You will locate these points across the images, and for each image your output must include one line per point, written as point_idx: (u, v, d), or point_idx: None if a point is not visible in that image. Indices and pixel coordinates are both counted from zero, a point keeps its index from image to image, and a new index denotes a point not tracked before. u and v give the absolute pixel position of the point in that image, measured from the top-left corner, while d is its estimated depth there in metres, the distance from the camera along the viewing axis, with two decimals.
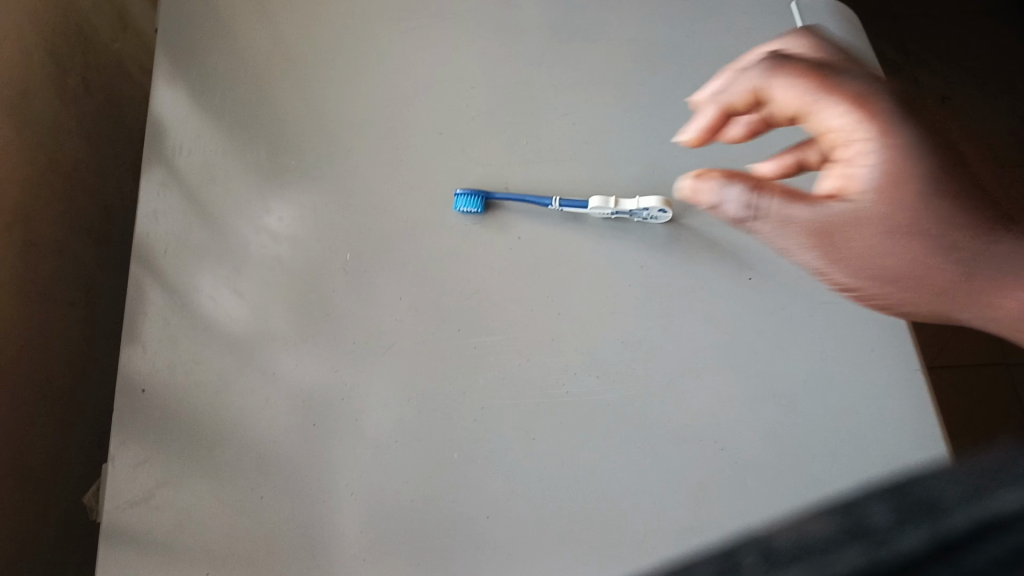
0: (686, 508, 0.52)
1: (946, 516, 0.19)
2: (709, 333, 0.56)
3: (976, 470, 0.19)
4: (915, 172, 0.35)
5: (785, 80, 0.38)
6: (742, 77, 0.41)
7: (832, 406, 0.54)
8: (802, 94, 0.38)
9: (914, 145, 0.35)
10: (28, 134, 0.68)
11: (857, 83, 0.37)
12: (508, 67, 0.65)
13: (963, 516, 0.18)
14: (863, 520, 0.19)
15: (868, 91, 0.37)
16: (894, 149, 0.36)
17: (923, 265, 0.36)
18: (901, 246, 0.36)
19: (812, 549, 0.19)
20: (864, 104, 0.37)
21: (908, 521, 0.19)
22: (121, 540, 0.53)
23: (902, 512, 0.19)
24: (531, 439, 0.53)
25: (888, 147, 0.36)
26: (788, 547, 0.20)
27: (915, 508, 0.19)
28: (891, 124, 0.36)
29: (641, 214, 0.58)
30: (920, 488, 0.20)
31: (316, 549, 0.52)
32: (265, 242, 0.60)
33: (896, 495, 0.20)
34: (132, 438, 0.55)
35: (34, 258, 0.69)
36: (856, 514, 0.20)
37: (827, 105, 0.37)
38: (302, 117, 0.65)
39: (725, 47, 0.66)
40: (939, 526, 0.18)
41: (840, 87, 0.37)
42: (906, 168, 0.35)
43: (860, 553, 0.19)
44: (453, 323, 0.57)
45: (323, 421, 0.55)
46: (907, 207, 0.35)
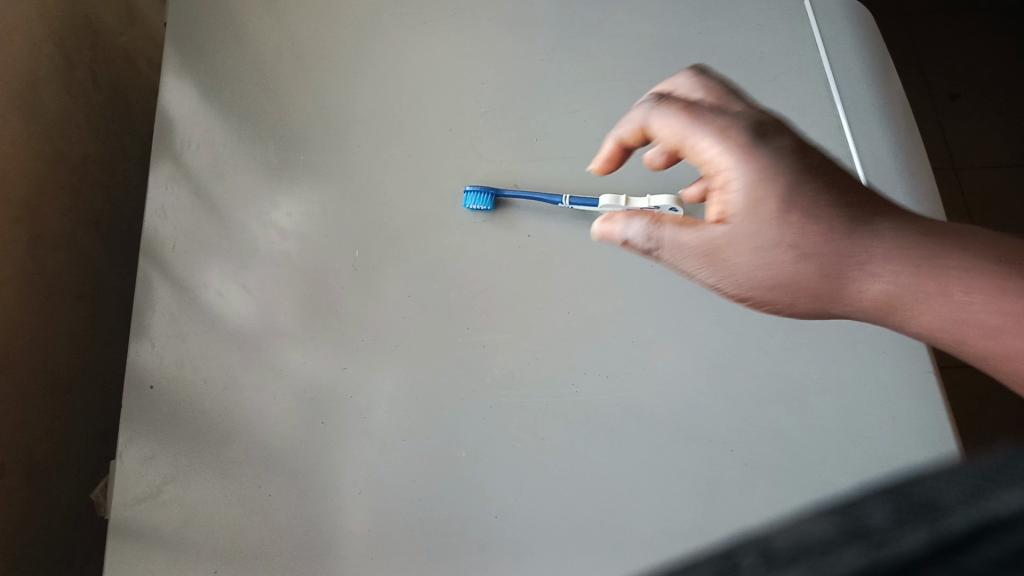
0: (696, 509, 0.51)
1: (945, 514, 0.15)
2: (719, 334, 0.56)
3: (974, 466, 0.15)
4: (769, 188, 0.40)
5: (666, 115, 0.45)
6: (631, 117, 0.48)
7: (841, 409, 0.54)
8: (676, 131, 0.44)
9: (774, 162, 0.40)
10: (36, 127, 0.68)
11: (728, 114, 0.43)
12: (519, 64, 0.65)
13: (965, 515, 0.15)
14: (858, 517, 0.15)
15: (739, 120, 0.43)
16: (757, 168, 0.41)
17: (789, 271, 0.41)
18: (769, 258, 0.41)
19: (806, 549, 0.15)
20: (731, 130, 0.42)
21: (907, 520, 0.15)
22: (128, 536, 0.53)
23: (901, 510, 0.15)
24: (540, 438, 0.53)
25: (750, 168, 0.41)
26: (785, 547, 0.16)
27: (912, 505, 0.15)
28: (752, 146, 0.41)
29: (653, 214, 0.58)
30: (915, 485, 0.16)
31: (322, 546, 0.52)
32: (273, 238, 0.60)
33: (894, 492, 0.16)
34: (139, 433, 0.55)
35: (42, 251, 0.69)
36: (851, 513, 0.16)
37: (701, 137, 0.43)
38: (310, 113, 0.64)
39: (737, 44, 0.66)
40: (939, 525, 0.15)
41: (709, 118, 0.43)
42: (766, 183, 0.40)
43: (858, 552, 0.15)
44: (462, 321, 0.57)
45: (331, 418, 0.55)
46: (768, 219, 0.40)
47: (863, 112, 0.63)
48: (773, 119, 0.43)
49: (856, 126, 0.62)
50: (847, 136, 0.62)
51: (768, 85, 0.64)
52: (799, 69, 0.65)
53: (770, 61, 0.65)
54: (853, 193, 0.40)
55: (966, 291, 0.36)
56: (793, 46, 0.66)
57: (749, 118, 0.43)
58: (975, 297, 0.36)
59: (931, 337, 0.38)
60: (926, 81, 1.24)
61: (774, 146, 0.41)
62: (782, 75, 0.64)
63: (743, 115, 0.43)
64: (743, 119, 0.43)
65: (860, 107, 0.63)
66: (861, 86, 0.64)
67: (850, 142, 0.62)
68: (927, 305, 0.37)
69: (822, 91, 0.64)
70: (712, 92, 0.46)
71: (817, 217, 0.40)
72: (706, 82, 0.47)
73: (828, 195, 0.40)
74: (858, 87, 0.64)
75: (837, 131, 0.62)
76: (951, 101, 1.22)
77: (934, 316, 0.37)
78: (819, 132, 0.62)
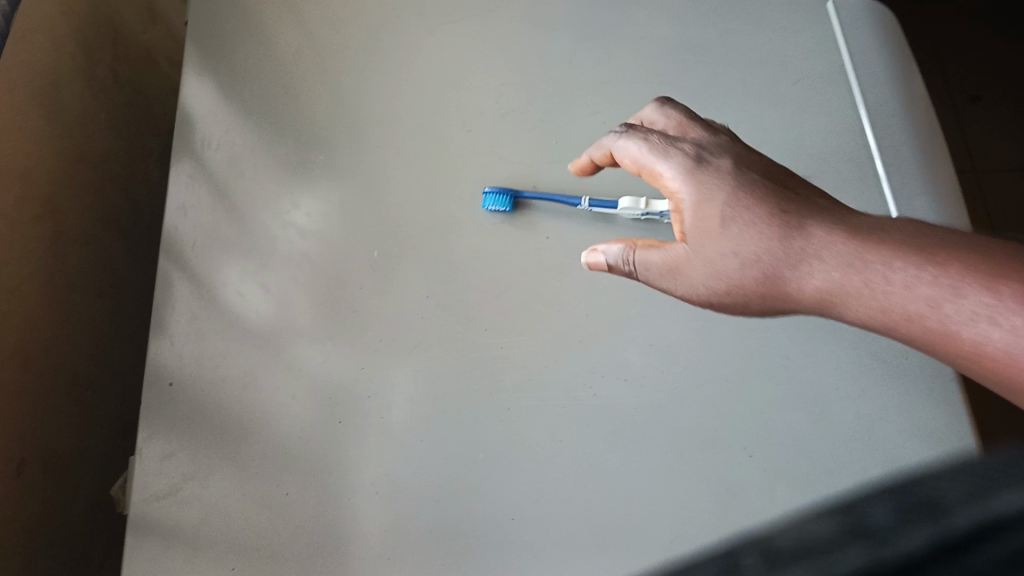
0: (714, 514, 0.52)
1: (948, 514, 0.16)
2: (739, 338, 0.56)
3: (974, 469, 0.16)
4: (713, 205, 0.49)
5: (634, 147, 0.53)
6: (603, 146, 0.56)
7: (862, 416, 0.54)
8: (638, 160, 0.53)
9: (719, 184, 0.49)
10: (59, 125, 0.69)
11: (681, 145, 0.52)
12: (539, 65, 0.65)
13: (967, 516, 0.16)
14: (860, 518, 0.17)
15: (690, 151, 0.52)
16: (703, 189, 0.50)
17: (739, 273, 0.48)
18: (715, 266, 0.49)
19: (808, 549, 0.16)
20: (682, 159, 0.51)
21: (911, 519, 0.16)
22: (148, 532, 0.53)
23: (902, 510, 0.16)
24: (558, 442, 0.53)
25: (697, 190, 0.50)
26: (785, 547, 0.17)
27: (914, 505, 0.16)
28: (702, 172, 0.50)
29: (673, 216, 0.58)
30: (917, 486, 0.17)
31: (339, 545, 0.52)
32: (293, 237, 0.60)
33: (895, 493, 0.17)
34: (160, 431, 0.55)
35: (64, 248, 0.69)
36: (853, 513, 0.17)
37: (659, 164, 0.52)
38: (331, 113, 0.65)
39: (759, 45, 0.65)
40: (941, 525, 0.16)
41: (666, 150, 0.52)
42: (710, 200, 0.49)
43: (860, 552, 0.16)
44: (480, 322, 0.57)
45: (349, 417, 0.55)
46: (714, 231, 0.49)
47: (887, 116, 0.63)
48: (722, 147, 0.52)
49: (879, 130, 0.62)
50: (870, 139, 0.62)
51: (790, 87, 0.64)
52: (822, 71, 0.64)
53: (792, 63, 0.64)
54: (789, 202, 0.48)
55: (889, 273, 0.43)
56: (816, 48, 0.65)
57: (700, 148, 0.52)
58: (897, 277, 0.42)
59: (868, 318, 0.44)
60: (947, 83, 1.23)
61: (719, 170, 0.50)
62: (804, 78, 0.64)
63: (696, 146, 0.52)
64: (696, 150, 0.52)
65: (883, 111, 0.63)
66: (884, 89, 0.64)
67: (873, 146, 0.62)
68: (859, 288, 0.44)
69: (845, 93, 0.63)
70: (679, 126, 0.56)
71: (757, 225, 0.47)
72: (676, 116, 0.56)
73: (766, 204, 0.48)
74: (881, 90, 0.64)
75: (860, 135, 0.62)
76: (972, 104, 1.21)
77: (866, 299, 0.44)
78: (841, 136, 0.62)
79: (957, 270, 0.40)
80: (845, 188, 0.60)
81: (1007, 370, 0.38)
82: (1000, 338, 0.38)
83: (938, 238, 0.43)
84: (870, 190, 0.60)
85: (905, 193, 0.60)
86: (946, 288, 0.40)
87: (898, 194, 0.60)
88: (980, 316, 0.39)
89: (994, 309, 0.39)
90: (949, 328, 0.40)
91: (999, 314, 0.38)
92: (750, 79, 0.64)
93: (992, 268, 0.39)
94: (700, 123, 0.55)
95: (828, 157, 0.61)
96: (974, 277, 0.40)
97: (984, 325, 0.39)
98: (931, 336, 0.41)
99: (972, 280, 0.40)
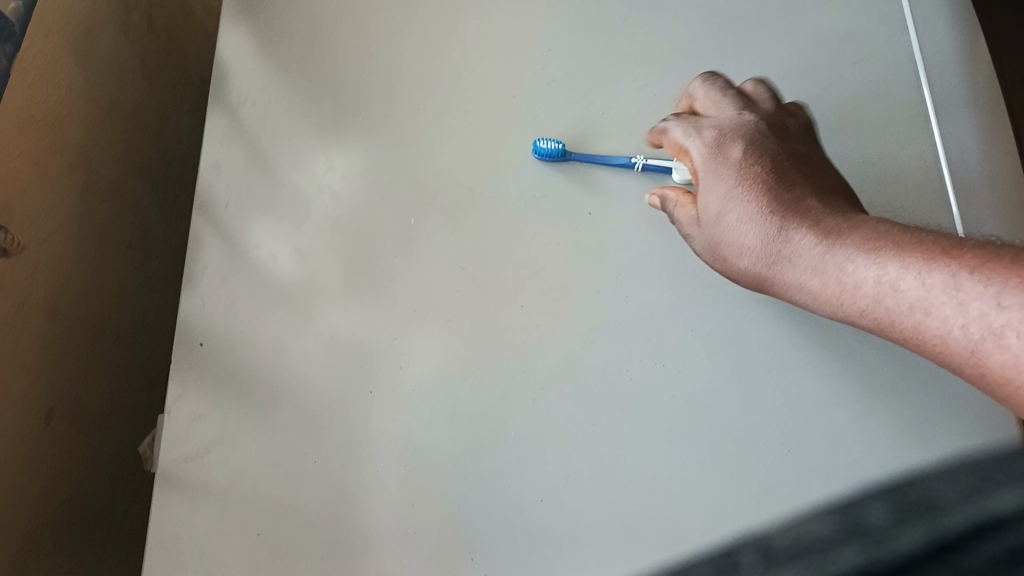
0: (746, 509, 0.51)
1: (946, 513, 0.18)
2: (780, 329, 0.54)
3: (971, 472, 0.18)
4: (714, 191, 0.50)
5: (672, 130, 0.55)
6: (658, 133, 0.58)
7: (907, 415, 0.52)
8: (675, 144, 0.55)
9: (723, 173, 0.50)
10: (93, 72, 0.68)
11: (702, 129, 0.53)
12: (589, 32, 0.63)
13: (963, 516, 0.17)
14: (857, 518, 0.18)
15: (709, 133, 0.53)
16: (712, 175, 0.51)
17: (732, 259, 0.50)
18: (715, 248, 0.51)
19: (807, 548, 0.18)
20: (701, 144, 0.53)
21: (906, 519, 0.18)
22: (176, 492, 0.53)
23: (900, 510, 0.18)
24: (590, 426, 0.52)
25: (708, 175, 0.51)
26: (782, 547, 0.18)
27: (911, 505, 0.18)
28: (715, 159, 0.52)
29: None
30: (916, 486, 0.19)
31: (364, 517, 0.52)
32: (327, 201, 0.59)
33: (892, 494, 0.19)
34: (189, 392, 0.55)
35: (96, 198, 0.68)
36: (850, 513, 0.19)
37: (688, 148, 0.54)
38: (369, 73, 0.63)
39: (818, 22, 0.62)
40: (938, 524, 0.18)
41: (691, 132, 0.54)
42: (712, 188, 0.51)
43: (856, 551, 0.18)
44: (515, 299, 0.55)
45: (379, 387, 0.54)
46: (713, 214, 0.50)
47: (953, 102, 0.60)
48: (747, 128, 0.52)
49: (943, 118, 0.59)
50: (933, 127, 0.59)
51: (849, 69, 0.61)
52: (883, 52, 0.61)
53: (854, 41, 0.62)
54: (780, 193, 0.48)
55: (846, 273, 0.42)
56: (881, 27, 0.62)
57: (720, 131, 0.53)
58: (852, 275, 0.42)
59: (838, 315, 0.44)
60: None
61: (728, 158, 0.51)
62: (866, 58, 0.61)
63: (715, 128, 0.53)
64: (714, 132, 0.53)
65: (948, 98, 0.60)
66: (952, 74, 0.60)
67: (936, 134, 0.59)
68: (823, 286, 0.44)
69: (908, 77, 0.61)
70: (712, 103, 0.55)
71: (745, 217, 0.48)
72: (710, 89, 0.56)
73: (758, 193, 0.48)
74: (947, 74, 0.61)
75: (923, 124, 0.59)
76: None
77: (831, 296, 0.44)
78: (901, 122, 0.59)
79: (899, 265, 0.40)
80: (902, 179, 0.58)
81: (943, 353, 0.37)
82: (933, 324, 0.38)
83: (897, 234, 0.41)
84: (929, 183, 0.57)
85: (966, 188, 0.57)
86: (889, 285, 0.40)
87: (959, 188, 0.57)
88: (916, 309, 0.38)
89: (928, 300, 0.38)
90: (893, 318, 0.40)
91: (931, 305, 0.38)
92: (806, 59, 0.61)
93: (927, 260, 0.38)
94: (734, 93, 0.55)
95: (885, 144, 0.59)
96: (912, 269, 0.39)
97: (920, 314, 0.38)
98: (883, 324, 0.41)
99: (909, 272, 0.39)
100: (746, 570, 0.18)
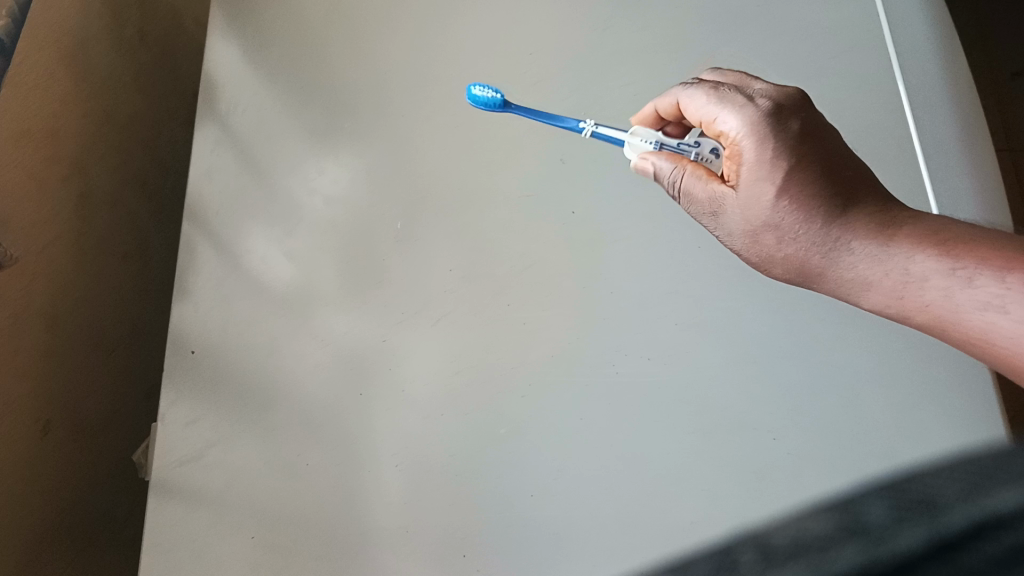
0: (738, 497, 0.51)
1: (945, 511, 0.13)
2: (767, 319, 0.55)
3: (972, 466, 0.13)
4: (765, 168, 0.46)
5: (697, 95, 0.50)
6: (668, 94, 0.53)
7: (897, 401, 0.52)
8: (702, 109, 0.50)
9: (774, 148, 0.46)
10: (85, 85, 0.69)
11: (754, 96, 0.48)
12: (572, 31, 0.64)
13: (965, 513, 0.12)
14: (855, 514, 0.13)
15: (763, 103, 0.48)
16: (761, 148, 0.46)
17: (772, 242, 0.48)
18: (752, 230, 0.48)
19: (803, 547, 0.13)
20: (750, 113, 0.47)
21: (906, 518, 0.13)
22: (172, 496, 0.54)
23: (899, 506, 0.13)
24: (578, 418, 0.53)
25: (755, 146, 0.46)
26: (781, 545, 0.13)
27: (909, 500, 0.13)
28: (761, 129, 0.46)
29: (693, 154, 0.53)
30: (913, 482, 0.13)
31: (354, 516, 0.52)
32: (318, 204, 0.60)
33: (890, 490, 0.14)
34: (182, 397, 0.56)
35: (91, 210, 0.69)
36: (848, 508, 0.13)
37: (725, 117, 0.48)
38: (358, 76, 0.64)
39: (796, 17, 0.63)
40: (938, 524, 0.13)
41: (732, 99, 0.48)
42: (762, 163, 0.46)
43: (856, 550, 0.13)
44: (504, 297, 0.56)
45: (370, 388, 0.55)
46: (755, 192, 0.47)
47: (928, 92, 0.61)
48: (797, 103, 0.48)
49: (918, 108, 0.60)
50: (907, 117, 0.60)
51: (827, 62, 0.62)
52: (862, 44, 0.62)
53: (833, 35, 0.63)
54: (833, 179, 0.45)
55: (909, 265, 0.41)
56: (859, 20, 0.63)
57: (771, 102, 0.47)
58: (914, 272, 0.41)
59: (886, 306, 0.43)
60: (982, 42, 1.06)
61: (786, 130, 0.46)
62: (845, 52, 0.62)
63: (769, 98, 0.48)
64: (768, 103, 0.47)
65: (925, 89, 0.61)
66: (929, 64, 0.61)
67: (910, 124, 0.60)
68: (882, 278, 0.43)
69: (886, 69, 0.62)
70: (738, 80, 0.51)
71: (799, 199, 0.45)
72: (729, 73, 0.52)
73: (812, 175, 0.45)
74: (923, 64, 0.61)
75: (898, 114, 0.60)
76: (1011, 79, 1.04)
77: (884, 286, 0.43)
78: (880, 113, 0.60)
79: (974, 262, 0.39)
80: (882, 168, 0.58)
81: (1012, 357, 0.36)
82: (1010, 325, 0.36)
83: (966, 234, 0.41)
84: (908, 171, 0.58)
85: (942, 175, 0.58)
86: (961, 280, 0.39)
87: (935, 175, 0.58)
88: (991, 306, 0.37)
89: (1005, 299, 0.37)
90: (958, 313, 0.39)
91: (1011, 305, 0.36)
92: (787, 55, 0.62)
93: (1008, 259, 0.37)
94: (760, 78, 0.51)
95: (864, 135, 0.60)
96: (991, 269, 0.38)
97: (996, 313, 0.37)
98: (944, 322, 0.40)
99: (988, 270, 0.38)
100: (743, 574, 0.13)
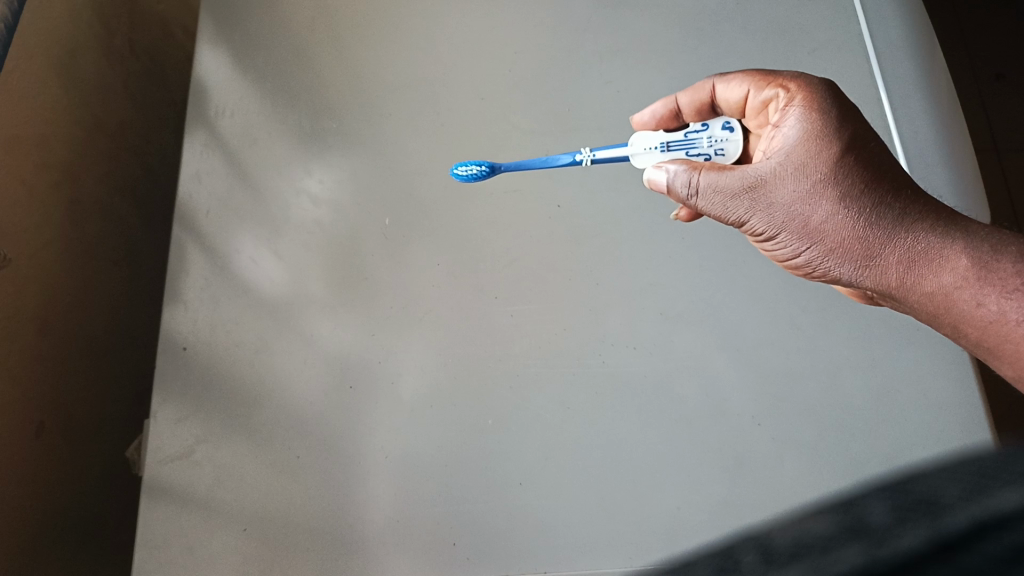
0: (723, 484, 0.52)
1: (947, 511, 0.13)
2: (749, 309, 0.55)
3: (971, 467, 0.14)
4: (823, 140, 0.45)
5: (745, 78, 0.51)
6: (699, 86, 0.54)
7: (875, 386, 0.54)
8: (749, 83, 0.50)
9: (830, 122, 0.45)
10: (74, 93, 0.70)
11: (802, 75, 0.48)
12: (554, 31, 0.65)
13: (965, 512, 0.13)
14: (857, 515, 0.14)
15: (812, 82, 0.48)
16: (815, 124, 0.45)
17: (819, 226, 0.45)
18: (794, 217, 0.45)
19: (805, 548, 0.14)
20: (805, 83, 0.47)
21: (907, 518, 0.13)
22: (161, 492, 0.54)
23: (901, 507, 0.13)
24: (565, 409, 0.54)
25: (810, 119, 0.45)
26: (783, 545, 0.14)
27: (912, 502, 0.14)
28: (816, 98, 0.46)
29: (707, 138, 0.50)
30: (913, 484, 0.14)
31: (342, 510, 0.53)
32: (305, 205, 0.61)
33: (892, 491, 0.14)
34: (171, 396, 0.57)
35: (79, 216, 0.70)
36: (850, 509, 0.14)
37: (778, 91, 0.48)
38: (343, 79, 0.64)
39: (774, 16, 0.65)
40: (939, 524, 0.13)
41: (779, 79, 0.49)
42: (822, 131, 0.45)
43: (857, 551, 0.13)
44: (491, 292, 0.57)
45: (360, 383, 0.55)
46: (803, 171, 0.45)
47: (906, 83, 0.61)
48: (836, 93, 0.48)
49: (896, 100, 0.61)
50: (886, 110, 0.61)
51: (804, 58, 0.63)
52: (838, 40, 0.63)
53: (809, 33, 0.64)
54: (882, 170, 0.44)
55: (988, 252, 0.40)
56: (834, 15, 0.64)
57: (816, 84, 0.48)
58: (991, 255, 0.40)
59: (960, 285, 0.41)
60: (967, 46, 1.07)
61: (832, 109, 0.46)
62: (821, 48, 0.63)
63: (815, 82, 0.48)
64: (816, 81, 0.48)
65: (903, 81, 0.62)
66: (905, 57, 0.62)
67: (889, 116, 0.60)
68: (955, 265, 0.41)
69: (861, 62, 0.63)
70: None
71: (854, 178, 0.44)
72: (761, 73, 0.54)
73: (864, 157, 0.44)
74: (901, 56, 0.62)
75: (875, 106, 0.61)
76: (995, 81, 1.05)
77: (964, 260, 0.41)
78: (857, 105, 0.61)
79: None
80: None
81: None
82: None
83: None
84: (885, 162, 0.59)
85: (921, 163, 0.58)
86: None
87: (913, 164, 0.58)
88: None
89: None
90: None
91: None
92: (765, 51, 0.63)
93: None
94: None
95: None
96: None
97: None
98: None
99: None
100: (744, 574, 0.13)
